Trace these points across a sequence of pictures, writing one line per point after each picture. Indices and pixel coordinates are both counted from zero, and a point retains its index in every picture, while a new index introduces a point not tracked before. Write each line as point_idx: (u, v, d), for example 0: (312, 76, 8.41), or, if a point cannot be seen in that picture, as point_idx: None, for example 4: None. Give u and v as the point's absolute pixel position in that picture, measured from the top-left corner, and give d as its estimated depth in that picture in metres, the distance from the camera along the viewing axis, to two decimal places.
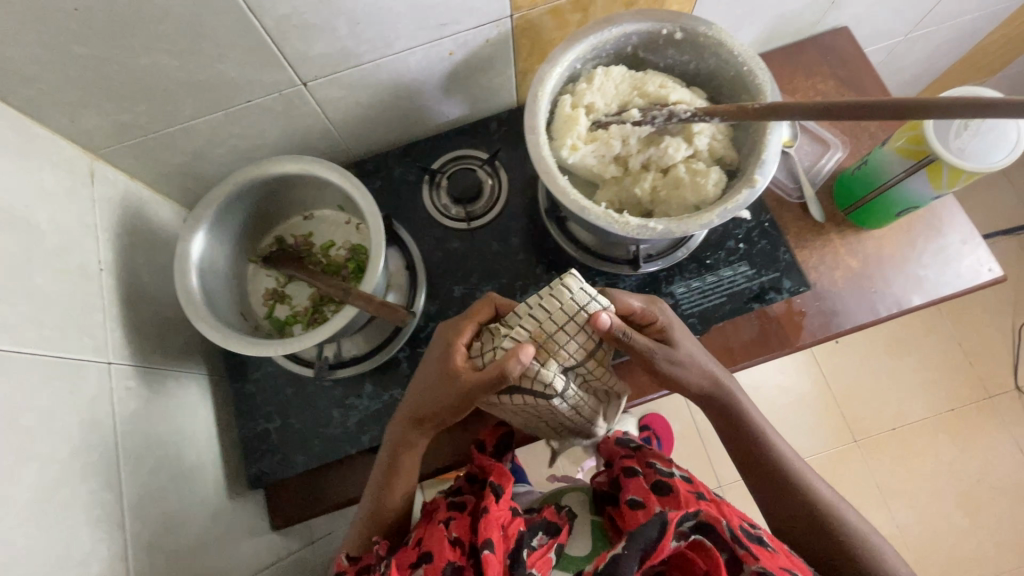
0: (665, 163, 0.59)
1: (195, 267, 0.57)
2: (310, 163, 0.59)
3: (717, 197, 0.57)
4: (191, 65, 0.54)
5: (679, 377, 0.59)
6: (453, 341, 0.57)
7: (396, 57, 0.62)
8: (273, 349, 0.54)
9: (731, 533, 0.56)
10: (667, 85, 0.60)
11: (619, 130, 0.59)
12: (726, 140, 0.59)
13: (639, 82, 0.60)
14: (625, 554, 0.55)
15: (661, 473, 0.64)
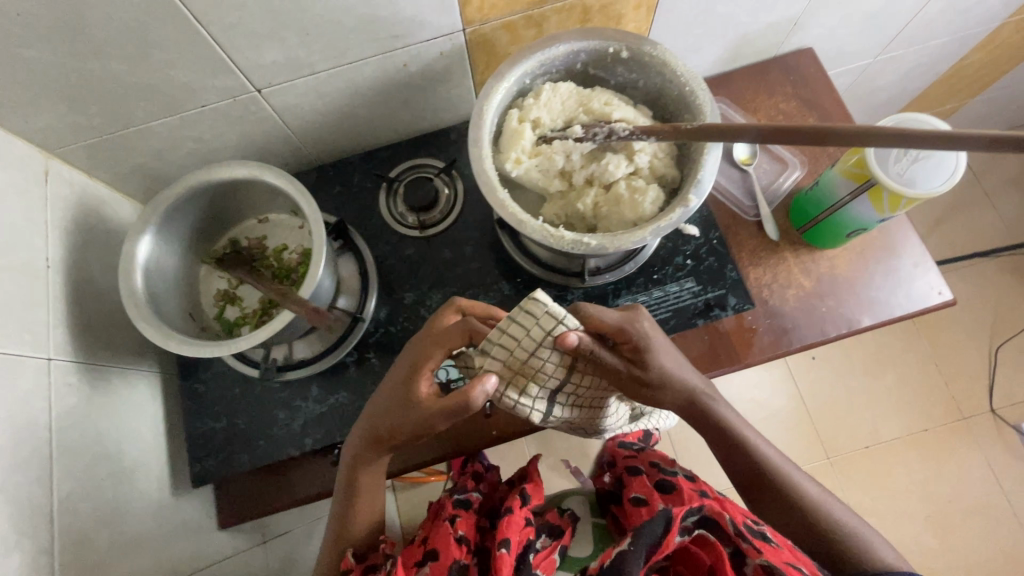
0: (607, 179, 0.60)
1: (141, 267, 0.58)
2: (259, 169, 0.60)
3: (655, 215, 0.58)
4: (141, 70, 0.55)
5: (657, 391, 0.58)
6: (418, 366, 0.54)
7: (349, 67, 0.63)
8: (209, 351, 0.55)
9: (737, 529, 0.56)
10: (613, 103, 0.61)
11: (562, 146, 0.60)
12: (667, 159, 0.60)
13: (585, 98, 0.61)
14: (631, 551, 0.54)
15: (665, 474, 0.71)
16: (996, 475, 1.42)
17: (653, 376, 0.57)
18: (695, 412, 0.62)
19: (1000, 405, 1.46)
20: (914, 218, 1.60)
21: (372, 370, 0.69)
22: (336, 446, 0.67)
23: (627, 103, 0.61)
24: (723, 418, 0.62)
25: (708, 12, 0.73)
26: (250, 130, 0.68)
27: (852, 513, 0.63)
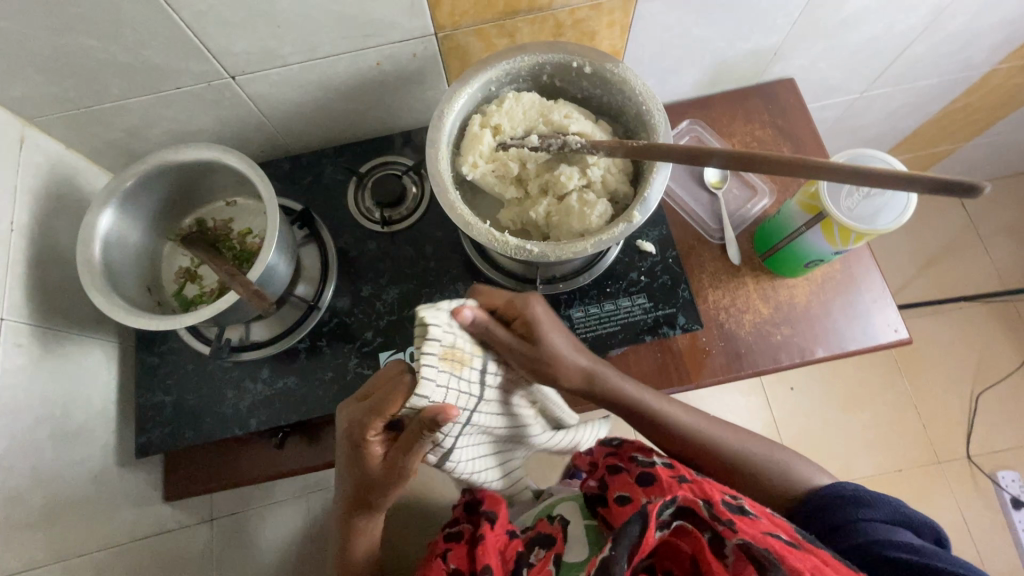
0: (559, 189, 0.61)
1: (100, 238, 0.59)
2: (227, 152, 0.62)
3: (602, 228, 0.59)
4: (115, 48, 0.57)
5: (555, 358, 0.59)
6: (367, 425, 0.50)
7: (322, 61, 0.65)
8: (153, 324, 0.56)
9: (710, 510, 0.54)
10: (572, 117, 0.62)
11: (517, 153, 0.61)
12: (621, 174, 0.61)
13: (546, 110, 0.63)
14: (613, 555, 0.51)
15: (643, 464, 0.64)
16: (968, 522, 1.40)
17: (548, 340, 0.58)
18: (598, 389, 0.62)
19: (976, 452, 1.44)
20: (903, 257, 1.59)
21: (321, 358, 0.70)
22: (279, 430, 0.69)
23: (586, 119, 0.63)
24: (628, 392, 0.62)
25: (684, 34, 0.74)
26: (225, 115, 0.70)
27: (765, 441, 0.66)
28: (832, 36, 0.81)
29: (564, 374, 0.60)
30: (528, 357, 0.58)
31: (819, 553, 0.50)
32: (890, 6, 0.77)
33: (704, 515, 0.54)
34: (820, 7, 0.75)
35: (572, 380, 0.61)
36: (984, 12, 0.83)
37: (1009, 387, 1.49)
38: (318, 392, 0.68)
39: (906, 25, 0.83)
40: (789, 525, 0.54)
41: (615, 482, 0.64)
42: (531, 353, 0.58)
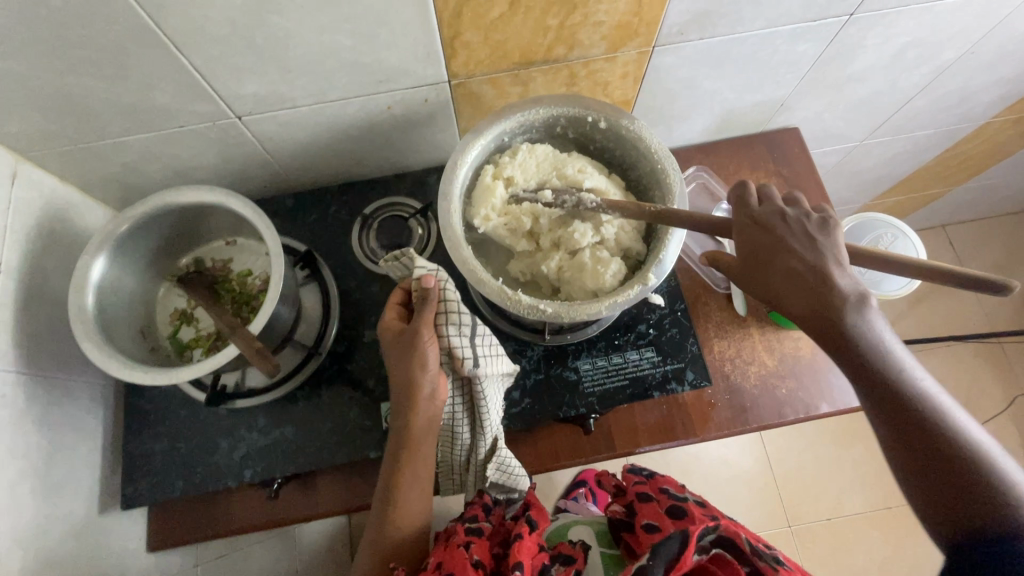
0: (572, 246, 0.61)
1: (94, 285, 0.56)
2: (230, 197, 0.60)
3: (615, 287, 0.59)
4: (118, 88, 0.55)
5: (807, 258, 0.53)
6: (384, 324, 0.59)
7: (331, 104, 0.63)
8: (150, 379, 0.53)
9: (751, 545, 0.57)
10: (585, 171, 0.62)
11: (530, 208, 0.61)
12: (634, 232, 0.62)
13: (560, 163, 0.63)
14: (650, 565, 0.53)
15: (675, 498, 0.67)
16: None
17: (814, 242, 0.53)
18: (824, 306, 0.51)
19: None
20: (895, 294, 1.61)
21: (322, 406, 0.68)
22: (273, 481, 0.65)
23: (600, 175, 0.63)
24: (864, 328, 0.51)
25: (695, 85, 0.74)
26: (229, 152, 0.68)
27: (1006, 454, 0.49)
28: (837, 91, 0.82)
29: (820, 277, 0.52)
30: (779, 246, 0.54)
31: None
32: (894, 65, 0.78)
33: (744, 547, 0.57)
34: (828, 64, 0.75)
35: (807, 293, 0.52)
36: (986, 71, 0.85)
37: (997, 425, 1.50)
38: (317, 442, 0.66)
39: (909, 82, 0.84)
40: None
41: (644, 510, 0.68)
42: (778, 245, 0.54)
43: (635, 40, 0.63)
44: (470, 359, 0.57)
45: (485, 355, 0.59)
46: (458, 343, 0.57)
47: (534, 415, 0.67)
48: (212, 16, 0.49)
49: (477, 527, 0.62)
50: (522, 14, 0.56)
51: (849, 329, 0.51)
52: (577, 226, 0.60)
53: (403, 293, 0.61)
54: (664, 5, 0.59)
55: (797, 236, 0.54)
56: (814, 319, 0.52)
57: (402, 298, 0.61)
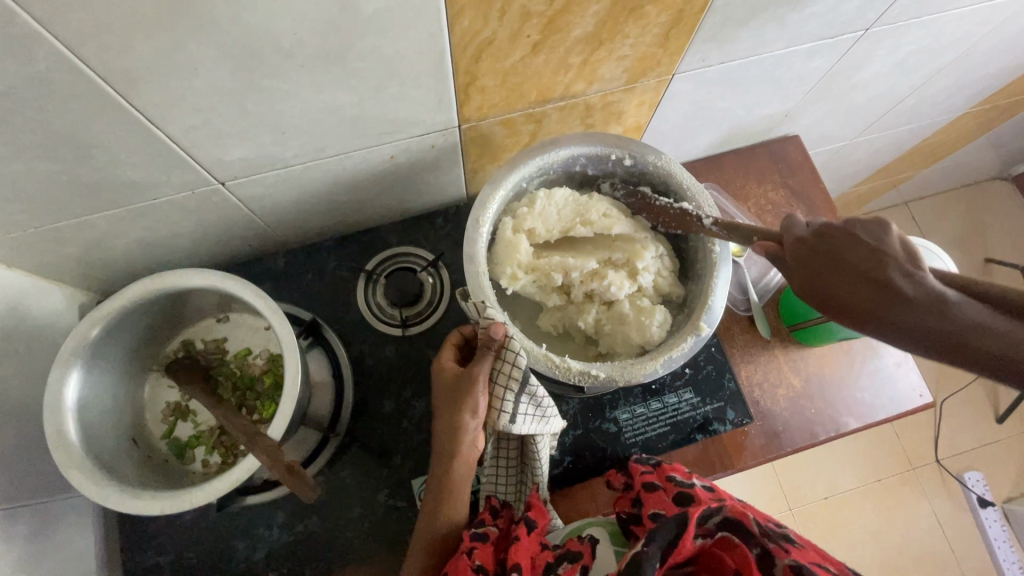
0: (608, 298, 0.57)
1: (72, 403, 0.48)
2: (220, 278, 0.52)
3: (661, 337, 0.56)
4: (78, 168, 0.46)
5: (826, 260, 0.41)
6: (436, 364, 0.54)
7: (330, 160, 0.56)
8: (159, 506, 0.46)
9: (761, 526, 0.50)
10: (610, 216, 0.58)
11: (559, 263, 0.57)
12: (670, 274, 0.60)
13: (583, 208, 0.59)
14: (647, 553, 0.45)
15: (682, 484, 0.54)
16: (942, 524, 1.48)
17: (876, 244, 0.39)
18: (907, 319, 0.36)
19: (945, 456, 1.53)
20: None
21: (346, 491, 0.62)
22: None
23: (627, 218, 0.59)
24: (979, 317, 0.34)
25: (708, 106, 0.71)
26: (211, 219, 0.60)
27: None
28: (840, 98, 0.81)
29: (884, 284, 0.37)
30: (837, 257, 0.40)
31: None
32: (895, 72, 0.77)
33: (753, 531, 0.49)
34: (835, 76, 0.73)
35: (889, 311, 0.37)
36: (975, 68, 0.85)
37: (969, 393, 1.57)
38: (346, 532, 0.61)
39: (907, 84, 0.83)
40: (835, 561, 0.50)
41: (648, 500, 0.54)
42: (833, 262, 0.40)
43: (656, 70, 0.58)
44: (508, 416, 0.52)
45: (530, 415, 0.53)
46: (507, 400, 0.52)
47: (577, 473, 0.65)
48: (195, 86, 0.42)
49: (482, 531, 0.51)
50: (545, 55, 0.50)
51: (972, 328, 0.34)
52: (615, 277, 0.56)
53: (461, 337, 0.56)
54: (692, 34, 0.54)
55: (860, 244, 0.39)
56: (926, 334, 0.35)
57: (460, 339, 0.57)
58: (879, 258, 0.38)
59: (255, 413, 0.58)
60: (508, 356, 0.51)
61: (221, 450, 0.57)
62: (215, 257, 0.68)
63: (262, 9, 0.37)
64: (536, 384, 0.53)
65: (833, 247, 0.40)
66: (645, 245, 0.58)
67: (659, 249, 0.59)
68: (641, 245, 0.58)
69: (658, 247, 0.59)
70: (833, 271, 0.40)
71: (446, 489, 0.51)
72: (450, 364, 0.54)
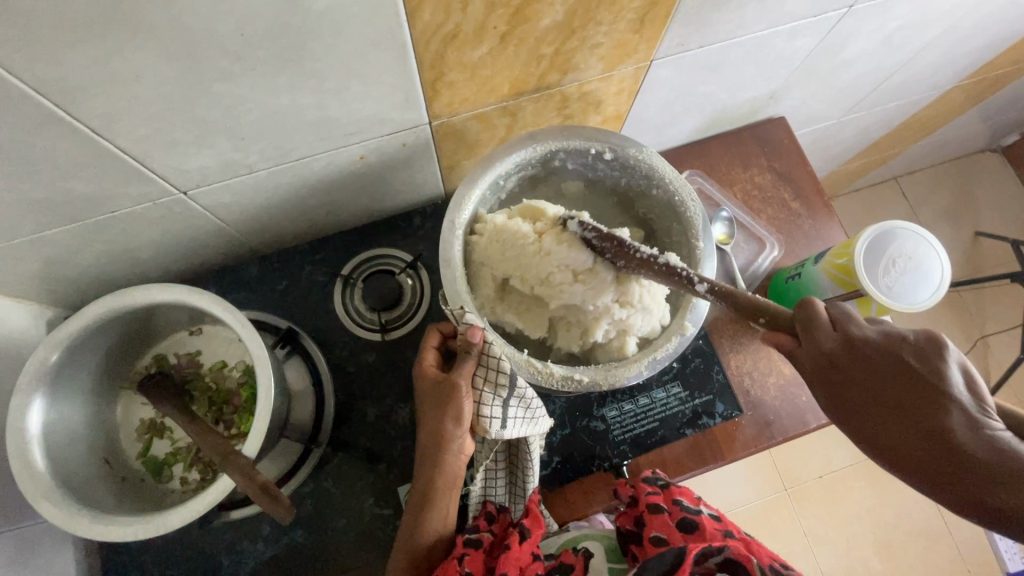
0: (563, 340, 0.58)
1: (36, 431, 0.46)
2: (185, 293, 0.50)
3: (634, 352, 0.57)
4: (26, 184, 0.44)
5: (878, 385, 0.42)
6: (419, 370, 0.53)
7: (296, 163, 0.54)
8: (130, 531, 0.45)
9: (762, 569, 0.47)
10: (556, 283, 0.54)
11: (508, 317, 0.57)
12: (647, 313, 0.54)
13: (532, 268, 0.54)
14: None
15: (689, 510, 0.53)
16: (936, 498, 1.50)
17: (920, 372, 0.41)
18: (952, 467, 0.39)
19: None
20: None
21: (332, 500, 0.61)
22: None
23: (576, 279, 0.54)
24: None
25: (690, 91, 0.68)
26: (177, 228, 0.57)
27: None
28: (825, 78, 0.78)
29: (926, 420, 0.40)
30: (875, 380, 0.42)
31: None
32: (882, 49, 0.75)
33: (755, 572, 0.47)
34: (820, 56, 0.71)
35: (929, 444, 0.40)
36: (963, 41, 0.82)
37: None
38: (333, 544, 0.60)
39: (894, 60, 0.81)
40: None
41: (654, 522, 0.53)
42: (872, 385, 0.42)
43: (633, 57, 0.56)
44: (499, 422, 0.51)
45: (519, 418, 0.52)
46: (489, 405, 0.50)
47: (566, 473, 0.64)
48: (140, 93, 0.39)
49: (476, 537, 0.50)
50: (514, 46, 0.48)
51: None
52: (568, 337, 0.58)
53: (440, 337, 0.55)
54: (669, 19, 0.52)
55: (899, 369, 0.41)
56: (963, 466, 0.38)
57: (438, 340, 0.55)
58: (920, 389, 0.40)
59: (234, 426, 0.57)
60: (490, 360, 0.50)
61: (199, 467, 0.56)
62: (186, 267, 0.65)
63: (202, 10, 0.34)
64: (523, 388, 0.51)
65: (872, 365, 0.42)
66: (598, 312, 0.54)
67: (616, 312, 0.54)
68: (591, 316, 0.55)
69: (621, 300, 0.54)
70: (869, 395, 0.42)
71: (434, 494, 0.49)
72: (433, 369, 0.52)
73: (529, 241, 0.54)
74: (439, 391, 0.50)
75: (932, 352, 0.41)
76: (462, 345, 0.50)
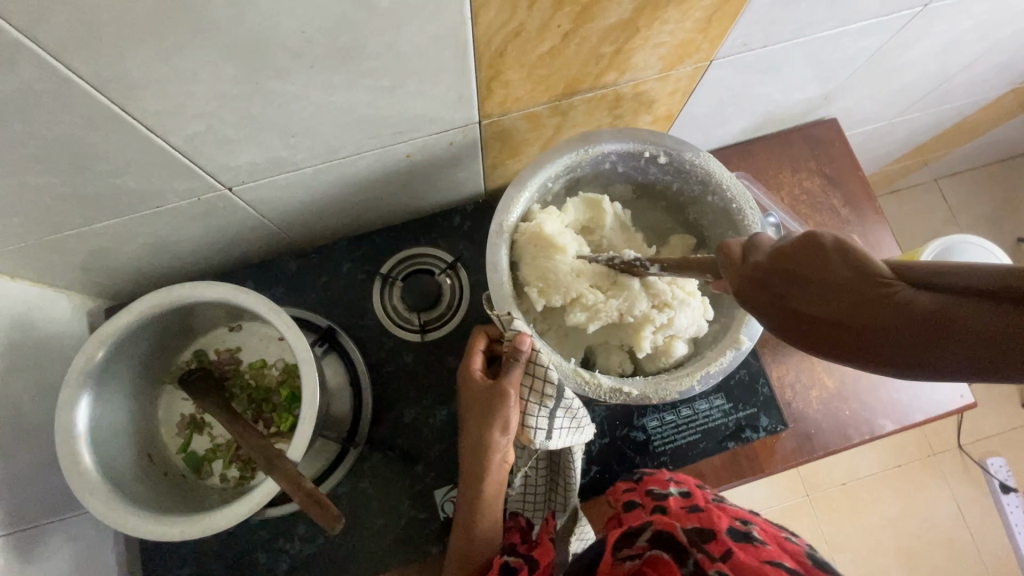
0: (611, 354, 0.58)
1: (83, 428, 0.46)
2: (229, 291, 0.49)
3: (681, 364, 0.56)
4: (77, 179, 0.43)
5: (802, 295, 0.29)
6: (464, 375, 0.51)
7: (343, 161, 0.52)
8: (175, 531, 0.44)
9: (700, 534, 0.48)
10: (596, 302, 0.53)
11: (556, 331, 0.57)
12: (691, 313, 0.54)
13: (572, 287, 0.53)
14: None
15: (657, 496, 0.54)
16: (962, 511, 1.46)
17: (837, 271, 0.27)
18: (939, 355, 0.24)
19: (967, 440, 1.49)
20: None
21: (367, 501, 0.60)
22: None
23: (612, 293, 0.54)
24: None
25: (744, 91, 0.65)
26: (219, 223, 0.56)
27: None
28: (884, 79, 0.75)
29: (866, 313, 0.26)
30: (797, 295, 0.29)
31: None
32: (949, 49, 0.71)
33: (683, 541, 0.48)
34: (883, 56, 0.68)
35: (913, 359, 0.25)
36: None
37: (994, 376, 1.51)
38: (367, 545, 0.59)
39: (958, 62, 0.76)
40: (800, 554, 0.45)
41: (623, 516, 0.54)
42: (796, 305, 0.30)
43: (693, 57, 0.54)
44: (544, 432, 0.50)
45: (565, 428, 0.51)
46: (537, 416, 0.50)
47: (604, 483, 0.63)
48: (197, 90, 0.38)
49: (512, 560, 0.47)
50: (575, 45, 0.46)
51: None
52: (608, 360, 0.58)
53: (486, 340, 0.53)
54: (736, 17, 0.49)
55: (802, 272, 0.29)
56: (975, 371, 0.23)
57: (485, 344, 0.53)
58: (835, 287, 0.27)
59: (273, 425, 0.57)
60: (537, 368, 0.49)
61: (238, 465, 0.56)
62: (224, 261, 0.65)
63: (266, 6, 0.33)
64: (570, 398, 0.50)
65: (787, 276, 0.30)
66: (638, 321, 0.54)
67: (657, 319, 0.53)
68: (635, 327, 0.54)
69: (657, 303, 0.54)
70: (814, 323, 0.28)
71: (480, 509, 0.49)
72: (479, 374, 0.51)
73: (561, 263, 0.53)
74: (484, 400, 0.49)
75: (815, 247, 0.29)
76: (508, 352, 0.49)
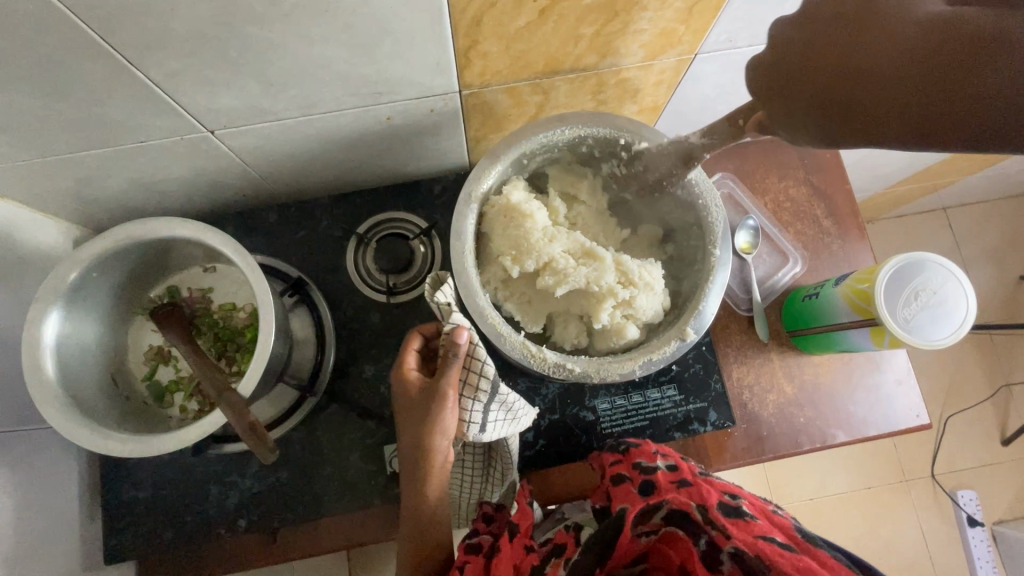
0: (568, 328, 0.59)
1: (50, 342, 0.48)
2: (199, 229, 0.51)
3: (634, 346, 0.57)
4: (61, 105, 0.45)
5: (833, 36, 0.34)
6: (398, 372, 0.53)
7: (324, 116, 0.54)
8: (125, 448, 0.47)
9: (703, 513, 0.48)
10: (561, 269, 0.54)
11: (516, 300, 0.58)
12: (650, 292, 0.55)
13: (538, 254, 0.54)
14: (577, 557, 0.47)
15: (644, 470, 0.54)
16: (926, 537, 1.46)
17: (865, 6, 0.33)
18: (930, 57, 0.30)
19: (940, 470, 1.48)
20: None
21: (318, 448, 0.63)
22: (269, 528, 0.61)
23: (580, 262, 0.55)
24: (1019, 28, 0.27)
25: (732, 91, 0.66)
26: (202, 165, 0.58)
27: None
28: None
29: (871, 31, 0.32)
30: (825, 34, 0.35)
31: (819, 557, 0.44)
32: None
33: (697, 519, 0.48)
34: None
35: (914, 88, 0.30)
36: None
37: (976, 410, 1.50)
38: (314, 489, 0.62)
39: None
40: (790, 525, 0.47)
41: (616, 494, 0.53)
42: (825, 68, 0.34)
43: (677, 48, 0.54)
44: (478, 426, 0.53)
45: (499, 421, 0.54)
46: (474, 410, 0.52)
47: (549, 457, 0.65)
48: (175, 28, 0.39)
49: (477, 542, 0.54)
50: (554, 22, 0.47)
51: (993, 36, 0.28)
52: (566, 331, 0.60)
53: (421, 339, 0.54)
54: (718, 12, 0.50)
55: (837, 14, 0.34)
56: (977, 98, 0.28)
57: (420, 342, 0.55)
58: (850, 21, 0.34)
59: (234, 364, 0.60)
60: (473, 362, 0.51)
61: (198, 399, 0.59)
62: (207, 205, 0.67)
63: None
64: (504, 392, 0.53)
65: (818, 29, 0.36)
66: (603, 293, 0.54)
67: (620, 293, 0.54)
68: (598, 299, 0.55)
69: (623, 279, 0.55)
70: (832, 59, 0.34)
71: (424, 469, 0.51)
72: (413, 375, 0.52)
73: (526, 239, 0.54)
74: (420, 396, 0.51)
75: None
76: (446, 346, 0.50)
